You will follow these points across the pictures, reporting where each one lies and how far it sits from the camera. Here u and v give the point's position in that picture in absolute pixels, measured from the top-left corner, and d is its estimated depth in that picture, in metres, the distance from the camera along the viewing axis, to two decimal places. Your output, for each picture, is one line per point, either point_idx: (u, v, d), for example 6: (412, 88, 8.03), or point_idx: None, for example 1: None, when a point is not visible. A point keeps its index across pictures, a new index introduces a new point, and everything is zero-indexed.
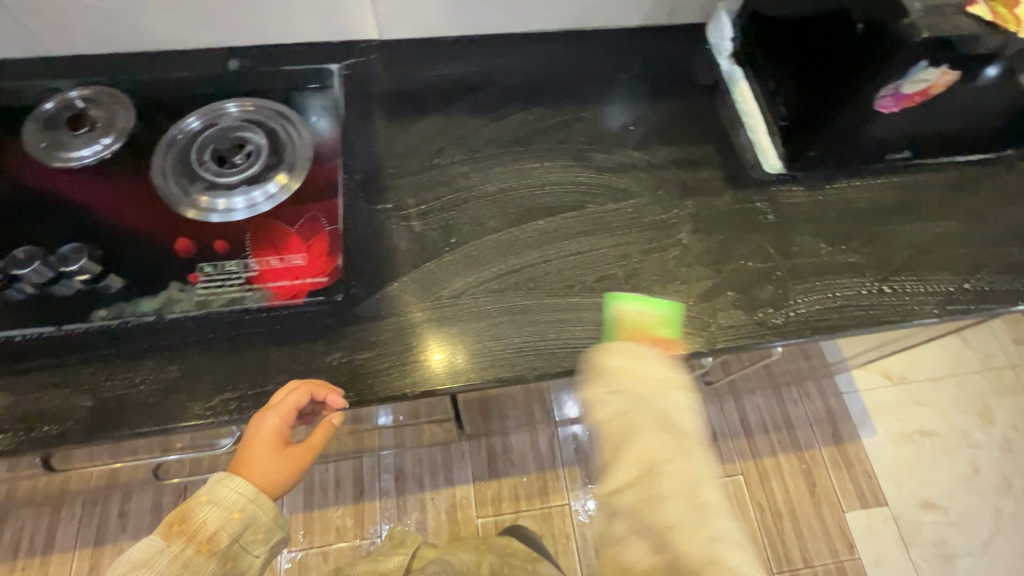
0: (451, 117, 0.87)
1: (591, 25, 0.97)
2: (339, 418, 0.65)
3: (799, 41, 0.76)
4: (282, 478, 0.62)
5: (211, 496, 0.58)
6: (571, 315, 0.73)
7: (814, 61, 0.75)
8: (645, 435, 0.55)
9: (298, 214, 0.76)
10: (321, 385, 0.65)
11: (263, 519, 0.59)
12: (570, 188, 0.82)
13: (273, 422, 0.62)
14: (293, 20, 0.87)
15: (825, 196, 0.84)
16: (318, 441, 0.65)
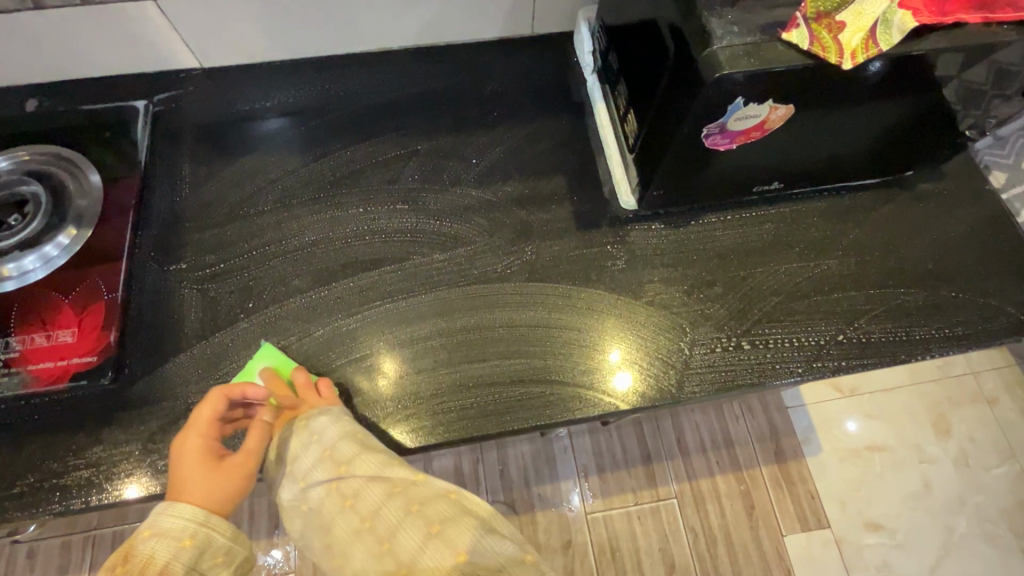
0: (271, 157, 0.78)
1: (443, 40, 0.86)
2: (266, 414, 0.60)
3: (639, 53, 0.65)
4: (227, 493, 0.56)
5: (156, 528, 0.53)
6: (476, 369, 0.66)
7: (646, 83, 0.63)
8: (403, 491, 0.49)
9: (74, 281, 0.67)
10: (236, 384, 0.61)
11: (219, 539, 0.54)
12: (392, 237, 0.73)
13: (195, 441, 0.58)
14: (91, 54, 0.78)
15: (684, 235, 0.74)
16: (257, 445, 0.59)
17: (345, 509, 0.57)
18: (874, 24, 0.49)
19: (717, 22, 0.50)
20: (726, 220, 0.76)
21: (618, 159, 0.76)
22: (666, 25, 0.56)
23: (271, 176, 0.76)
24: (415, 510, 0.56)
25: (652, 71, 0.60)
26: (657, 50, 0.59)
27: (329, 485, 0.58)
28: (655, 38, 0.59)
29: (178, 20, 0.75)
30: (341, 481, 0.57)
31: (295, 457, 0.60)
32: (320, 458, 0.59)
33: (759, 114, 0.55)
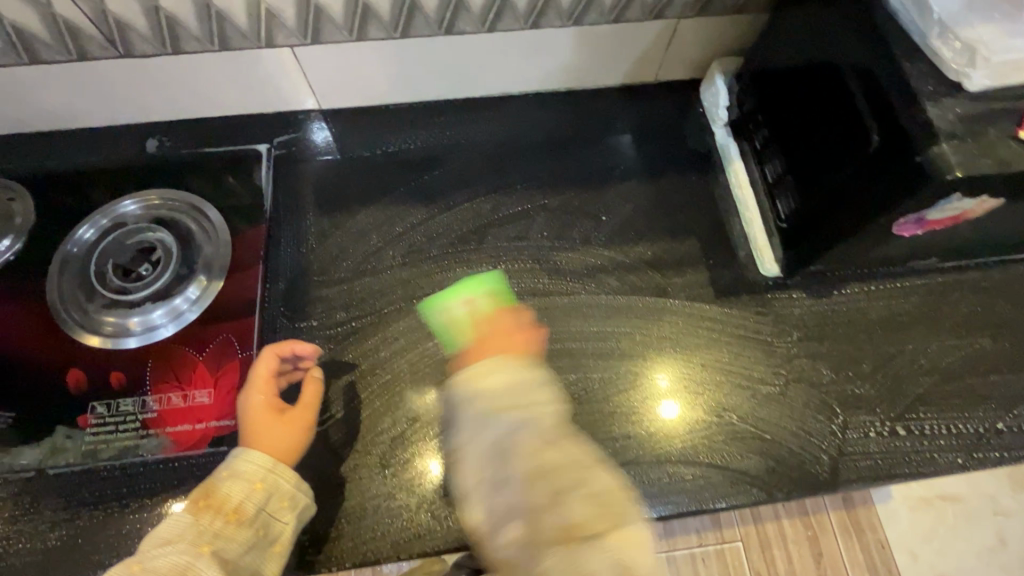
0: (396, 209, 0.76)
1: (565, 87, 0.83)
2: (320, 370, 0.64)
3: (815, 123, 0.62)
4: (293, 442, 0.59)
5: (232, 470, 0.54)
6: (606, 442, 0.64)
7: (825, 159, 0.61)
8: (512, 400, 0.46)
9: (208, 337, 0.66)
10: (284, 343, 0.64)
11: (288, 485, 0.55)
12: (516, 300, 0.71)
13: (260, 396, 0.60)
14: (216, 96, 0.76)
15: (828, 307, 0.71)
16: (313, 397, 0.63)
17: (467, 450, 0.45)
18: None
19: (941, 117, 0.47)
20: (873, 291, 0.72)
21: (759, 223, 0.73)
22: (867, 107, 0.53)
23: (398, 229, 0.75)
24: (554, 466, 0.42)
25: (841, 150, 0.57)
26: (849, 128, 0.56)
27: (479, 412, 0.46)
28: (845, 116, 0.56)
29: (308, 64, 0.73)
30: (544, 420, 0.45)
31: (497, 385, 0.47)
32: (499, 388, 0.47)
33: (958, 209, 0.52)
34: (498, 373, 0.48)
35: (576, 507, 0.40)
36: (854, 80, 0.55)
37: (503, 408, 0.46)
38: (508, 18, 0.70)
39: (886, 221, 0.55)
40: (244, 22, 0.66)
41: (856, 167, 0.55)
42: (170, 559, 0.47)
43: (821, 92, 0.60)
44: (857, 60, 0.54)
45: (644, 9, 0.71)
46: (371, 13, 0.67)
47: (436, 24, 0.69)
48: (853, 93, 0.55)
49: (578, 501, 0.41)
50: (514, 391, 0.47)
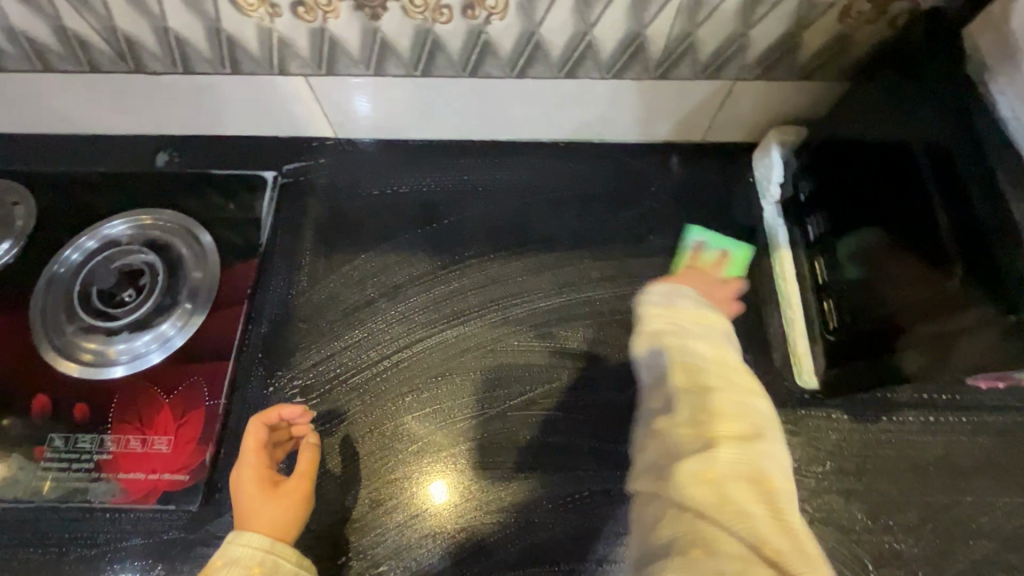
0: (399, 257, 0.71)
1: (600, 138, 0.75)
2: (316, 436, 0.59)
3: (882, 231, 0.52)
4: (292, 516, 0.54)
5: (226, 558, 0.50)
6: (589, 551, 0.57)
7: (890, 277, 0.51)
8: (695, 350, 0.50)
9: (178, 379, 0.62)
10: (271, 409, 0.59)
11: (288, 565, 0.51)
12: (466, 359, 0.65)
13: (250, 471, 0.56)
14: (228, 117, 0.72)
15: (873, 435, 0.60)
16: (311, 466, 0.58)
17: (674, 352, 0.50)
18: None
19: None
20: (931, 424, 0.61)
21: (802, 325, 0.63)
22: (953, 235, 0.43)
23: (398, 278, 0.69)
24: (762, 440, 0.45)
25: (909, 267, 0.48)
26: (925, 253, 0.46)
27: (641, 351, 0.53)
28: (922, 235, 0.46)
29: (324, 94, 0.68)
30: (724, 349, 0.50)
31: (671, 305, 0.53)
32: (680, 315, 0.52)
33: None
34: (682, 300, 0.54)
35: (730, 407, 0.46)
36: (939, 195, 0.45)
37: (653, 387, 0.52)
38: (539, 65, 0.63)
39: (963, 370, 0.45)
40: (256, 48, 0.61)
41: (930, 300, 0.46)
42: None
43: (893, 193, 0.50)
44: (947, 172, 0.44)
45: (696, 67, 0.63)
46: (390, 49, 0.61)
47: (461, 65, 0.63)
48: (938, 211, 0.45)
49: (734, 404, 0.46)
50: (671, 311, 0.52)
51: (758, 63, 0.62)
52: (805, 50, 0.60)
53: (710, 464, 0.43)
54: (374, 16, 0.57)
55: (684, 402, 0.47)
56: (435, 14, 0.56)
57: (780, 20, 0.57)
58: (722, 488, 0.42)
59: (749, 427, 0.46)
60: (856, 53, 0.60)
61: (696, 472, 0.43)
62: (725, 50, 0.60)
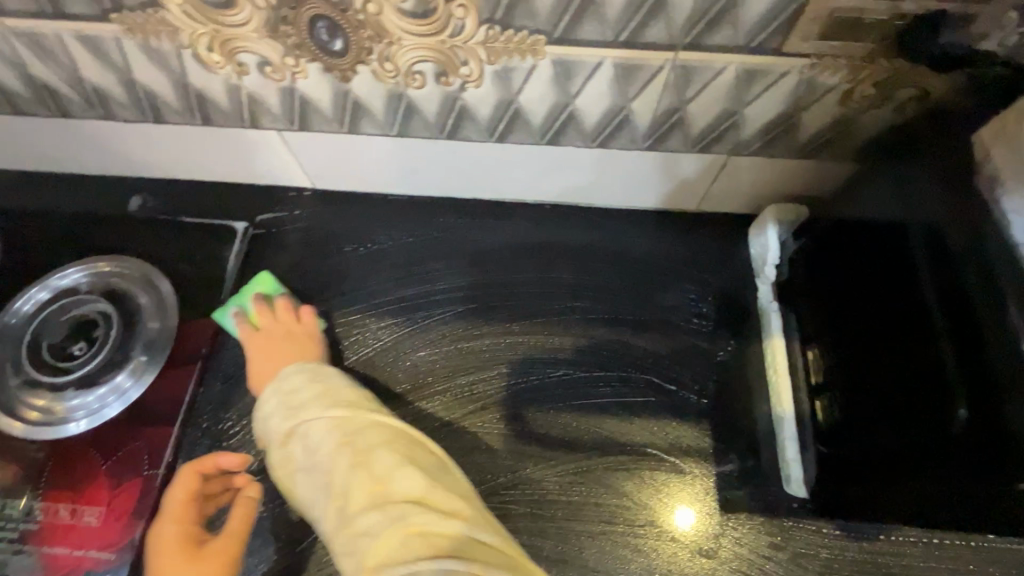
0: (364, 320, 0.67)
1: (587, 202, 0.71)
2: (253, 489, 0.56)
3: (864, 354, 0.48)
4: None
5: None
6: None
7: (872, 404, 0.46)
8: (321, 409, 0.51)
9: (120, 442, 0.59)
10: (204, 459, 0.56)
11: None
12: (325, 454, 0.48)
13: (172, 527, 0.53)
14: (205, 163, 0.70)
15: (869, 556, 0.54)
16: (242, 524, 0.53)
17: (280, 441, 0.51)
18: None
19: None
20: (936, 546, 0.54)
21: (791, 427, 0.58)
22: (945, 371, 0.39)
23: (361, 346, 0.65)
24: (364, 501, 0.44)
25: (909, 391, 0.42)
26: (915, 391, 0.41)
27: (285, 406, 0.53)
28: (913, 371, 0.42)
29: (299, 147, 0.65)
30: (345, 446, 0.48)
31: (288, 393, 0.54)
32: (412, 448, 0.48)
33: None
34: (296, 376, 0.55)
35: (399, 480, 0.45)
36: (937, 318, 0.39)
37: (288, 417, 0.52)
38: (520, 132, 0.59)
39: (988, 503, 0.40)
40: (226, 103, 0.59)
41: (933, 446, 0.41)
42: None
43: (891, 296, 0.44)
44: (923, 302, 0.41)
45: (688, 140, 0.58)
46: (363, 110, 0.58)
47: (437, 128, 0.60)
48: (921, 344, 0.41)
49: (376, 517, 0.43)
50: (293, 396, 0.53)
51: (754, 140, 0.58)
52: (806, 129, 0.56)
53: (405, 521, 0.41)
54: (344, 78, 0.54)
55: (337, 465, 0.47)
56: (407, 79, 0.53)
57: (776, 101, 0.52)
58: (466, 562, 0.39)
59: (386, 500, 0.44)
60: (863, 136, 0.55)
61: (393, 516, 0.42)
62: (719, 125, 0.56)
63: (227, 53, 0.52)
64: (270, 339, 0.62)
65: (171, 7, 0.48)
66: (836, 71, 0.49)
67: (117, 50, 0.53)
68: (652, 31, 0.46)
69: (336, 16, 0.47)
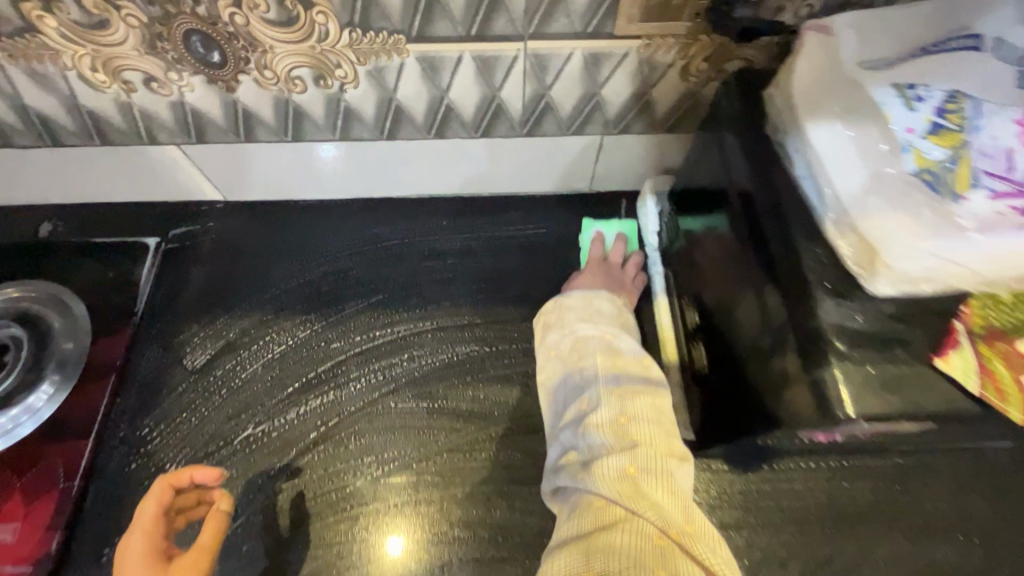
0: (278, 320, 0.69)
1: (487, 192, 0.76)
2: (226, 502, 0.54)
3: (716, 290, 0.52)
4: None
5: None
6: None
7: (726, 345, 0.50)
8: (579, 326, 0.59)
9: (34, 459, 0.59)
10: (179, 473, 0.56)
11: None
12: (561, 364, 0.57)
13: (139, 543, 0.51)
14: (114, 187, 0.72)
15: (754, 487, 0.59)
16: (210, 538, 0.52)
17: (573, 349, 0.57)
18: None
19: (833, 314, 0.36)
20: (811, 471, 0.60)
21: (676, 376, 0.63)
22: (750, 291, 0.42)
23: (276, 344, 0.67)
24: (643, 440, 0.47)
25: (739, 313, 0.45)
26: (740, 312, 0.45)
27: (574, 335, 0.58)
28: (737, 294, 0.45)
29: (201, 160, 0.68)
30: (615, 352, 0.56)
31: (571, 315, 0.61)
32: (657, 416, 0.51)
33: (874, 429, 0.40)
34: (600, 302, 0.62)
35: (641, 428, 0.49)
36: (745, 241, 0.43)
37: (557, 328, 0.61)
38: (407, 127, 0.64)
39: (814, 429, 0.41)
40: (120, 121, 0.61)
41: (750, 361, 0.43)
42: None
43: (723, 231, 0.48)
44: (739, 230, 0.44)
45: (560, 124, 0.64)
46: (254, 118, 0.62)
47: (329, 130, 0.64)
48: (739, 267, 0.44)
49: (660, 468, 0.46)
50: (577, 322, 0.60)
51: (618, 118, 0.63)
52: (660, 105, 0.62)
53: (670, 483, 0.46)
54: (229, 88, 0.58)
55: (608, 402, 0.51)
56: (288, 85, 0.57)
57: (626, 81, 0.58)
58: (661, 513, 0.43)
59: (627, 441, 0.48)
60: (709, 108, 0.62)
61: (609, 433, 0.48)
62: (584, 107, 0.62)
63: (111, 72, 0.55)
64: (596, 271, 0.68)
65: (47, 31, 0.51)
66: (668, 49, 0.55)
67: (4, 76, 0.55)
68: (501, 25, 0.52)
69: (208, 29, 0.51)
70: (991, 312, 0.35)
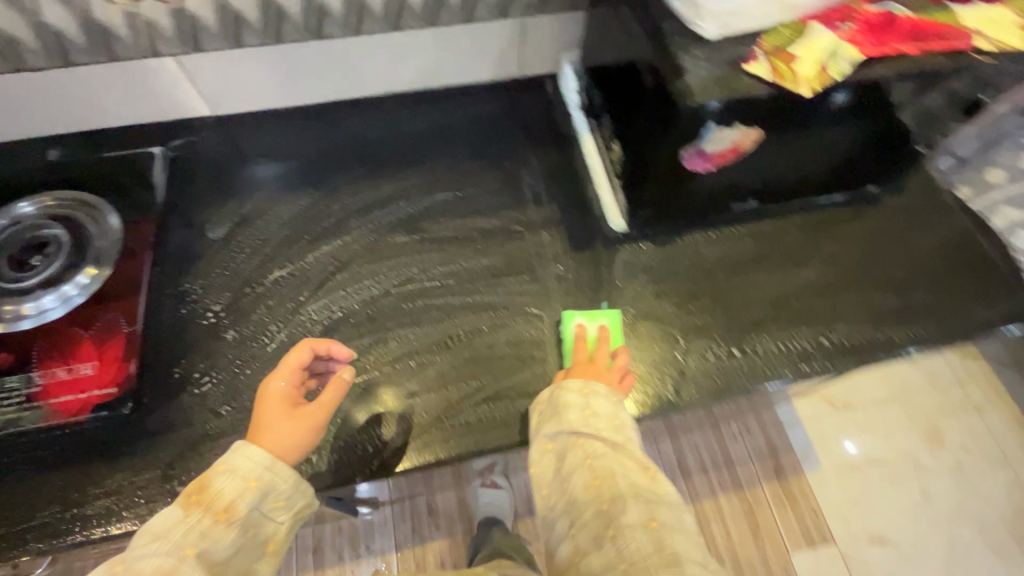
0: (282, 198, 0.83)
1: (438, 84, 0.92)
2: (349, 372, 0.62)
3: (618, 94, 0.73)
4: (300, 440, 0.57)
5: (228, 466, 0.53)
6: (478, 368, 0.71)
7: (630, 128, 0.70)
8: (583, 419, 0.62)
9: (95, 316, 0.71)
10: (320, 340, 0.65)
11: (282, 487, 0.54)
12: (568, 461, 0.59)
13: (279, 384, 0.60)
14: (114, 111, 0.83)
15: (674, 252, 0.80)
16: (332, 399, 0.60)
17: (578, 453, 0.59)
18: (799, 60, 0.55)
19: (685, 57, 0.56)
20: (711, 236, 0.81)
21: (606, 186, 0.82)
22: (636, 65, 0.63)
23: (284, 213, 0.81)
24: (683, 551, 0.51)
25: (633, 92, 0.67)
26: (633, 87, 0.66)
27: (577, 440, 0.60)
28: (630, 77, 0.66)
29: (194, 71, 0.81)
30: (623, 451, 0.59)
31: (571, 414, 0.62)
32: (686, 527, 0.54)
33: (727, 132, 0.62)
34: (598, 400, 0.63)
35: (672, 534, 0.53)
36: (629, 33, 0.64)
37: (553, 431, 0.62)
38: (369, 21, 0.79)
39: (690, 145, 0.64)
40: (126, 34, 0.73)
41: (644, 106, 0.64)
42: (153, 560, 0.46)
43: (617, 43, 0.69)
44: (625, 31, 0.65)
45: (490, 8, 0.82)
46: (242, 22, 0.75)
47: (305, 29, 0.78)
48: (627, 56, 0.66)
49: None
50: (576, 448, 0.60)
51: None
52: None
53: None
54: None
55: (634, 506, 0.55)
56: None
57: None
58: None
59: (665, 552, 0.51)
60: None
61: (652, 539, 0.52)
62: None
63: None
64: (593, 367, 0.67)
65: None
66: None
67: None
68: None
69: None
70: (775, 38, 0.57)
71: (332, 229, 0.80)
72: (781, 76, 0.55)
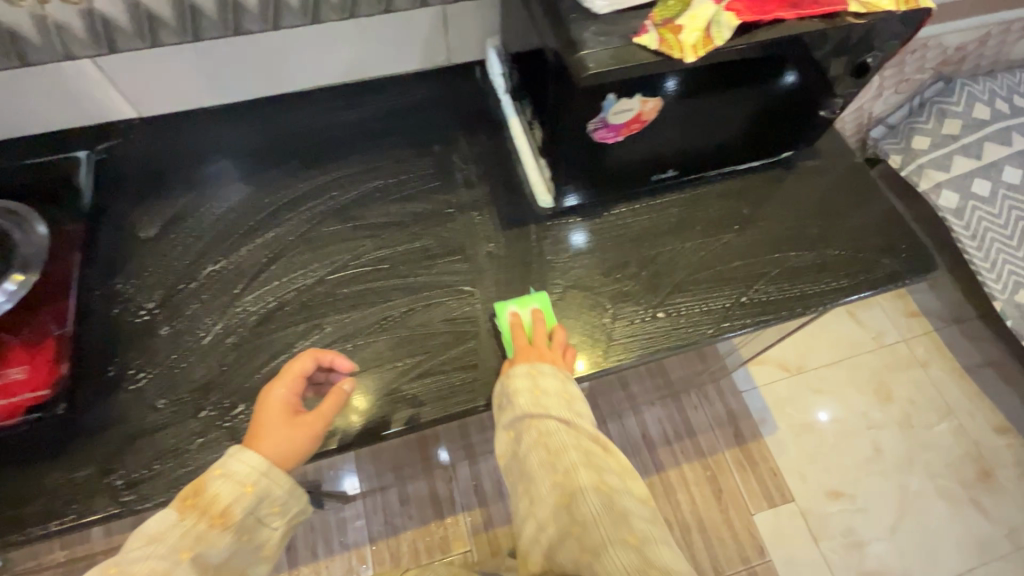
0: (214, 194, 0.83)
1: (366, 76, 0.94)
2: (349, 385, 0.63)
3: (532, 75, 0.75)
4: (296, 448, 0.60)
5: (224, 470, 0.57)
6: (412, 348, 0.73)
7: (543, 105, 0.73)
8: (534, 396, 0.65)
9: (20, 318, 0.69)
10: (325, 352, 0.66)
11: (279, 493, 0.58)
12: (523, 440, 0.63)
13: (280, 392, 0.62)
14: (35, 117, 0.82)
15: (601, 225, 0.83)
16: (330, 409, 0.62)
17: (532, 433, 0.63)
18: (683, 31, 0.58)
19: (579, 31, 0.59)
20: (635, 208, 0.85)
21: (534, 165, 0.85)
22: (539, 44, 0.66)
23: (216, 209, 0.82)
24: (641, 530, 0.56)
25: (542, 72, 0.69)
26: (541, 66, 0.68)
27: (530, 419, 0.64)
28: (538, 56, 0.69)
29: (113, 72, 0.81)
30: (575, 428, 0.63)
31: (523, 393, 0.65)
32: (637, 494, 0.60)
33: (630, 104, 0.66)
34: (545, 380, 0.65)
35: (625, 501, 0.59)
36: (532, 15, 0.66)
37: (510, 410, 0.65)
38: (287, 14, 0.80)
39: (596, 122, 0.68)
40: (37, 37, 0.73)
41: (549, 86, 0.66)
42: (150, 563, 0.51)
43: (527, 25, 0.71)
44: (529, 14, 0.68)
45: None
46: (157, 20, 0.75)
47: (223, 25, 0.79)
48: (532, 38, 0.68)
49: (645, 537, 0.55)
50: (531, 428, 0.63)
51: None
52: None
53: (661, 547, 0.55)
54: None
55: (588, 476, 0.60)
56: None
57: None
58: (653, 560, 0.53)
59: (617, 514, 0.57)
60: None
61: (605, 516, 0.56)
62: None
63: None
64: (532, 352, 0.69)
65: None
66: None
67: None
68: None
69: None
70: (664, 11, 0.60)
71: (265, 223, 0.81)
72: (670, 46, 0.59)
